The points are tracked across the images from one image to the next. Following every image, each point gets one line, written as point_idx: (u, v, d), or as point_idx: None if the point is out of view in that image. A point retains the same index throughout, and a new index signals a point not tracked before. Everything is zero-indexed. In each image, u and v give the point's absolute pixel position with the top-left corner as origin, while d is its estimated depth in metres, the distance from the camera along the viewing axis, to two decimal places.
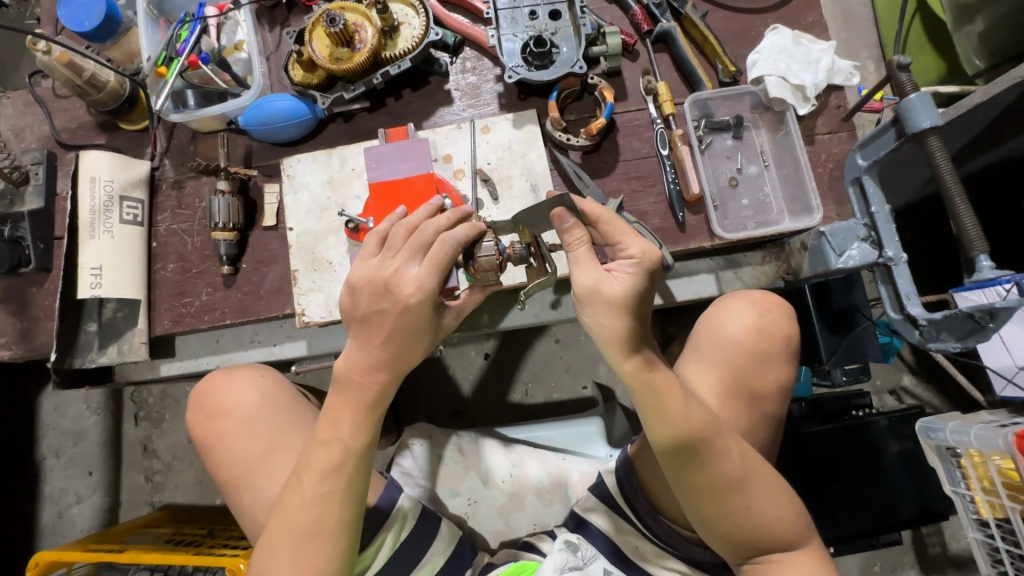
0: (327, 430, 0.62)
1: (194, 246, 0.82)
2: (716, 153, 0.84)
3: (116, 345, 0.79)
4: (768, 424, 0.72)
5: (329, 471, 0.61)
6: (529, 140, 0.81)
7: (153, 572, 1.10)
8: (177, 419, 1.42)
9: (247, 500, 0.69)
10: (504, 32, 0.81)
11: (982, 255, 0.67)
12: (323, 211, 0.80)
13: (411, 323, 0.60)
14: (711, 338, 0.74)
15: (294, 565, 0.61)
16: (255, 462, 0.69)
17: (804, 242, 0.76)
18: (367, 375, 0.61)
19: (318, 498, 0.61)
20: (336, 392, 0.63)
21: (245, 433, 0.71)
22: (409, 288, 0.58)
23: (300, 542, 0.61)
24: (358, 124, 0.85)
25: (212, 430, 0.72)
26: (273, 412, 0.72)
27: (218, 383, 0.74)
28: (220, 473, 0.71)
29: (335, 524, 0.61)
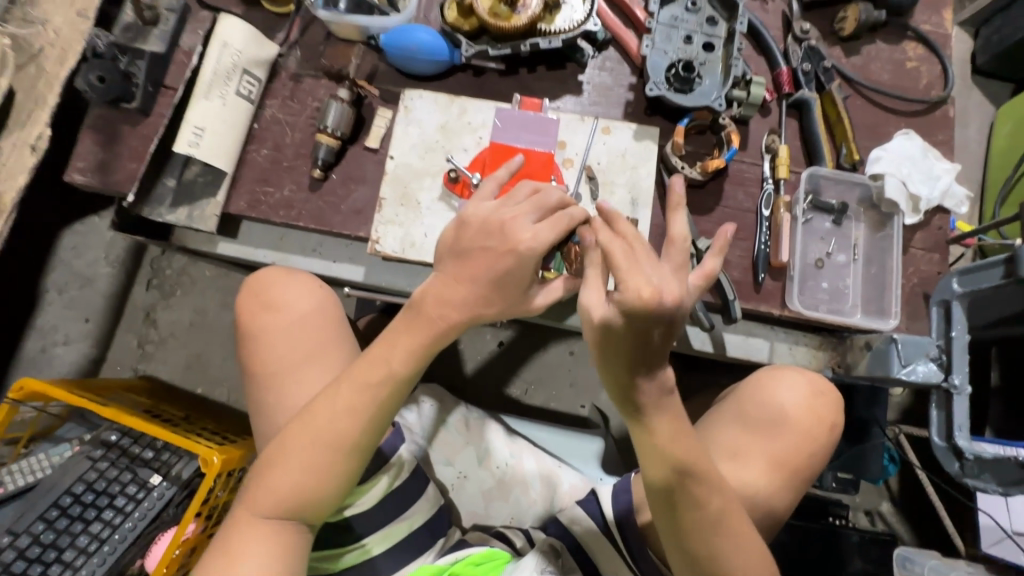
0: (381, 349, 0.62)
1: (291, 140, 0.82)
2: (812, 231, 0.84)
3: (187, 208, 0.79)
4: (784, 499, 0.71)
5: (367, 388, 0.61)
6: (643, 155, 0.81)
7: (123, 434, 1.09)
8: (187, 297, 1.42)
9: (270, 396, 0.71)
10: (657, 45, 0.82)
11: None
12: (429, 151, 0.80)
13: (502, 278, 0.59)
14: (758, 397, 0.74)
15: (301, 471, 0.61)
16: (290, 365, 0.72)
17: (869, 342, 0.77)
18: (440, 309, 0.60)
19: (348, 413, 0.61)
20: (403, 317, 0.62)
21: (287, 335, 0.73)
22: (523, 238, 0.57)
23: (314, 450, 0.61)
24: (485, 83, 0.85)
25: (259, 322, 0.74)
26: (321, 323, 0.75)
27: (276, 279, 0.76)
28: (253, 365, 0.73)
29: (354, 444, 0.61)
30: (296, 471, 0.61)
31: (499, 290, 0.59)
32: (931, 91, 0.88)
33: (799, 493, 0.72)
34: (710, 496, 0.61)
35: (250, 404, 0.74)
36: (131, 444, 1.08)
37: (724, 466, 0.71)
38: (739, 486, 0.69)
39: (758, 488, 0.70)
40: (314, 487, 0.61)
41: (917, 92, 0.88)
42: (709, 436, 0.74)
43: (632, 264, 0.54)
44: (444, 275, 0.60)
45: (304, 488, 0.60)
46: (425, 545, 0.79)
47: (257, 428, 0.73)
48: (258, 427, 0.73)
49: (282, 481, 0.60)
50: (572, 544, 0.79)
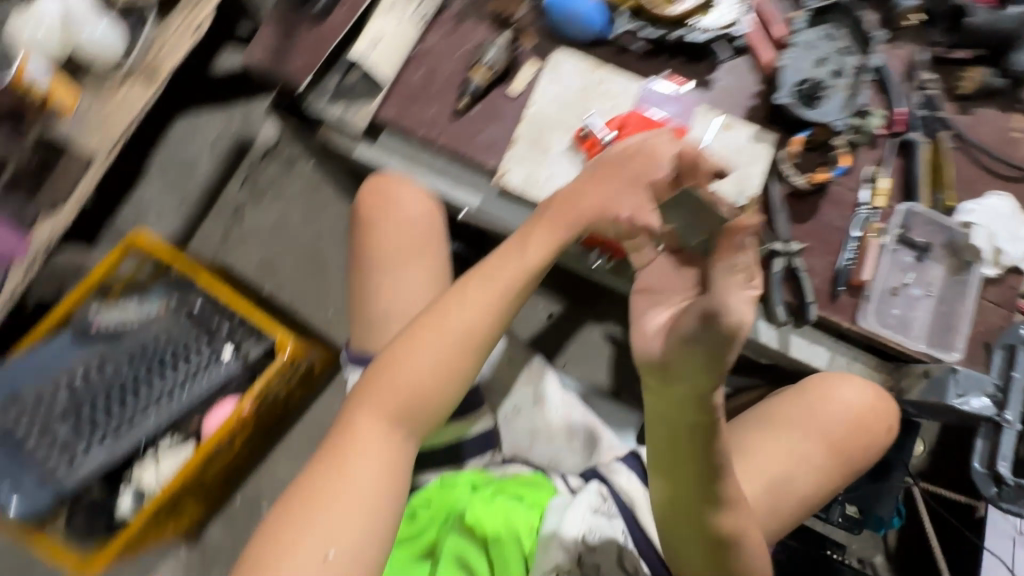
0: (520, 243, 0.69)
1: (445, 70, 0.90)
2: (894, 260, 0.90)
3: (344, 106, 0.88)
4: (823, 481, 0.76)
5: (496, 286, 0.67)
6: (756, 156, 0.88)
7: (206, 304, 1.16)
8: (274, 203, 1.52)
9: (379, 279, 0.85)
10: (793, 60, 0.89)
11: None
12: (566, 108, 0.88)
13: (640, 179, 0.63)
14: (827, 389, 0.77)
15: (439, 350, 0.66)
16: (401, 254, 0.88)
17: (927, 370, 0.83)
18: (587, 208, 0.67)
19: (485, 300, 0.67)
20: (545, 216, 0.69)
21: (401, 230, 0.87)
22: (664, 151, 0.62)
23: (451, 333, 0.66)
24: (628, 59, 0.91)
25: (376, 216, 0.87)
26: (428, 226, 0.88)
27: (395, 183, 0.90)
28: (369, 249, 0.87)
29: (480, 341, 0.67)
30: (425, 364, 0.66)
31: (631, 191, 0.65)
32: None
33: (845, 479, 0.78)
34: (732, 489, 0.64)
35: (359, 285, 0.87)
36: (210, 315, 1.15)
37: (772, 442, 0.76)
38: (777, 462, 0.75)
39: (800, 466, 0.75)
40: (438, 364, 0.66)
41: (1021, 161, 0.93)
42: (742, 435, 0.78)
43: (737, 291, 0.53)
44: (588, 175, 0.68)
45: (440, 364, 0.66)
46: None
47: (360, 314, 0.86)
48: (362, 313, 0.86)
49: (423, 358, 0.65)
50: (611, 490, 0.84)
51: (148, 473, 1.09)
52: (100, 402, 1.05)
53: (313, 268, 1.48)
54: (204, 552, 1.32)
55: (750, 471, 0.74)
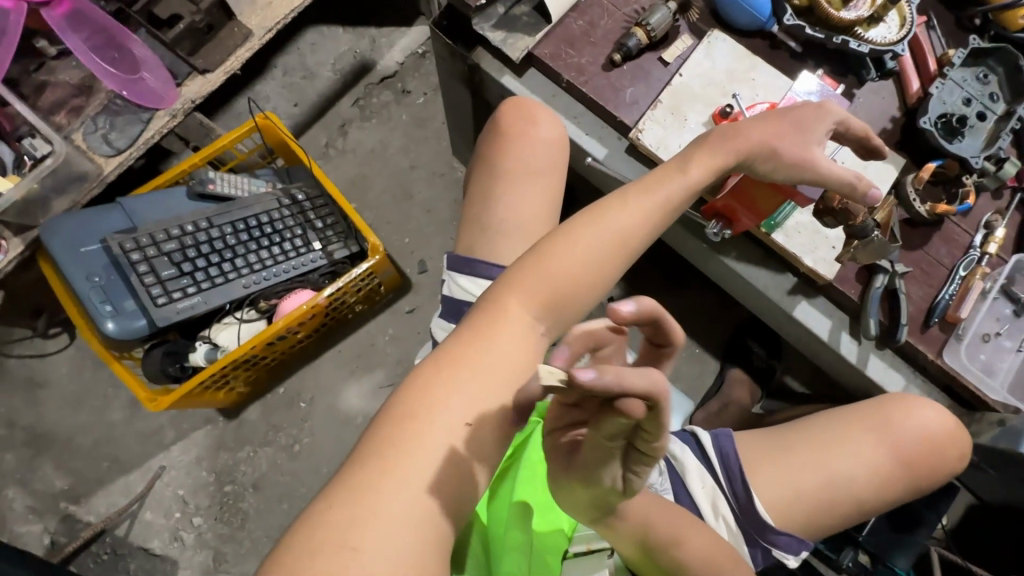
0: (686, 161, 0.71)
1: (605, 24, 0.94)
2: (992, 309, 0.91)
3: (504, 34, 0.92)
4: (887, 490, 0.78)
5: (660, 198, 0.68)
6: (883, 175, 0.90)
7: (309, 198, 1.21)
8: (378, 127, 1.58)
9: (506, 189, 0.87)
10: (942, 93, 0.91)
11: None
12: (711, 85, 0.91)
13: (803, 123, 0.71)
14: (904, 407, 0.80)
15: (592, 243, 0.65)
16: (531, 170, 0.88)
17: (1003, 420, 0.84)
18: (753, 136, 0.71)
19: (643, 208, 0.67)
20: (711, 137, 0.72)
21: (540, 149, 0.88)
22: (834, 107, 0.73)
23: (607, 233, 0.65)
24: (777, 56, 0.94)
25: (518, 127, 0.89)
26: (560, 151, 0.90)
27: (537, 103, 0.91)
28: (500, 158, 0.88)
29: (634, 249, 0.67)
30: (580, 261, 0.64)
31: (798, 129, 0.71)
32: None
33: (910, 495, 0.80)
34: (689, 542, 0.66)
35: (482, 189, 0.88)
36: (311, 207, 1.21)
37: (843, 439, 0.79)
38: (844, 456, 0.78)
39: (862, 468, 0.78)
40: (590, 267, 0.64)
41: None
42: (812, 421, 0.82)
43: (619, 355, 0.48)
44: (760, 115, 0.73)
45: (588, 266, 0.64)
46: None
47: (477, 211, 0.87)
48: (479, 208, 0.87)
49: (573, 254, 0.64)
50: None
51: (226, 332, 1.14)
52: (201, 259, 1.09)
53: (400, 195, 1.54)
54: (239, 428, 1.38)
55: (818, 466, 0.78)
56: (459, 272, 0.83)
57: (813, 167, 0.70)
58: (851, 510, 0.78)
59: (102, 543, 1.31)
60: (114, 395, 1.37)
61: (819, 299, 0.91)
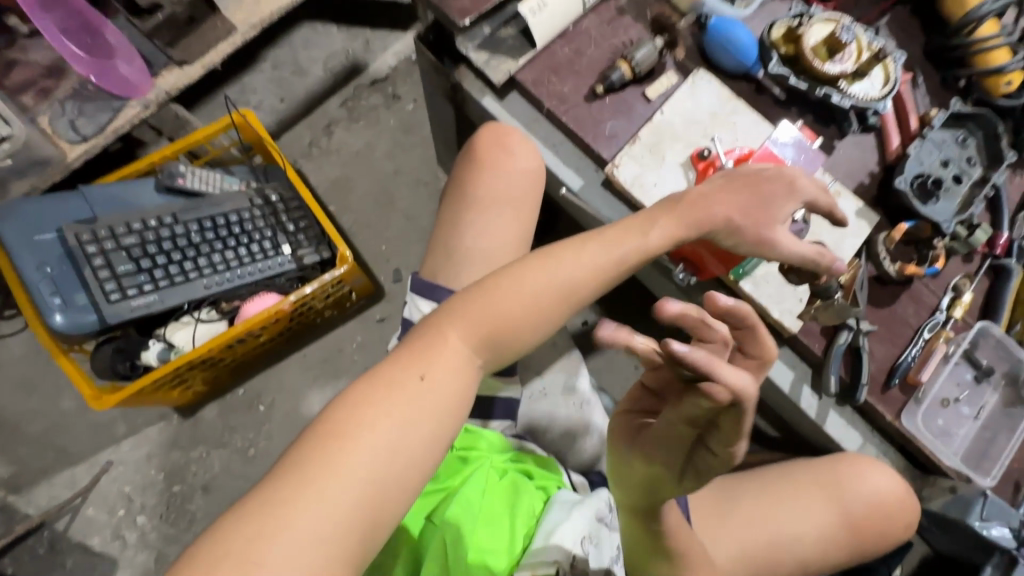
0: (645, 220, 0.71)
1: (591, 54, 0.92)
2: (954, 373, 0.90)
3: (488, 56, 0.91)
4: (830, 553, 0.78)
5: (612, 257, 0.67)
6: (856, 229, 0.90)
7: (280, 201, 1.18)
8: (365, 130, 1.55)
9: (476, 218, 0.86)
10: (919, 153, 0.90)
11: None
12: (692, 125, 0.90)
13: (771, 197, 0.72)
14: (856, 472, 0.78)
15: (535, 291, 0.64)
16: (501, 200, 0.86)
17: (955, 487, 0.83)
18: (717, 206, 0.71)
19: (592, 264, 0.67)
20: (674, 199, 0.72)
21: (513, 179, 0.86)
22: (805, 182, 0.73)
23: (551, 284, 0.65)
24: (761, 100, 0.94)
25: (495, 155, 0.86)
26: (534, 183, 0.88)
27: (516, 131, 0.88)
28: (474, 186, 0.87)
29: (582, 299, 0.67)
30: (520, 307, 0.64)
31: (761, 209, 0.71)
32: None
33: (852, 558, 0.79)
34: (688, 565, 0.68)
35: (453, 216, 0.87)
36: (280, 212, 1.18)
37: (789, 497, 0.79)
38: (789, 516, 0.77)
39: (806, 530, 0.77)
40: (530, 314, 0.64)
41: None
42: (762, 475, 0.81)
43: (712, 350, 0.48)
44: (718, 184, 0.73)
45: (528, 313, 0.64)
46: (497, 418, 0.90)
47: (443, 240, 0.86)
48: (449, 235, 0.86)
49: (513, 300, 0.64)
50: None
51: (182, 332, 1.11)
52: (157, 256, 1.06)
53: (381, 201, 1.51)
54: (194, 428, 1.35)
55: (762, 525, 0.76)
56: (422, 296, 0.81)
57: (768, 250, 0.71)
58: (792, 572, 0.77)
59: (40, 537, 1.27)
60: (66, 385, 1.33)
61: (783, 350, 0.90)
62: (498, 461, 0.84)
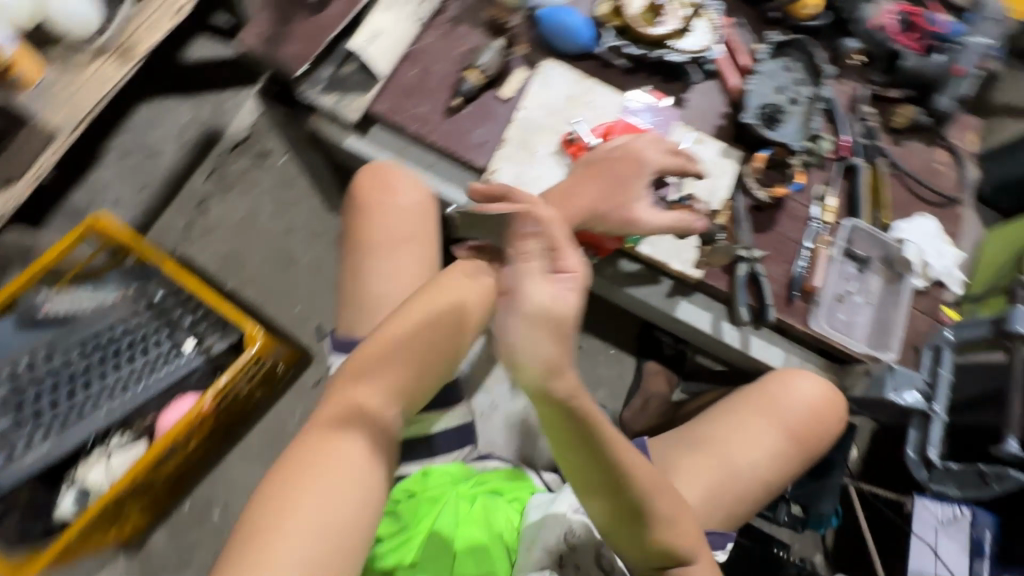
0: None
1: (439, 69, 0.93)
2: (841, 271, 1.00)
3: (338, 96, 0.89)
4: (786, 465, 0.83)
5: (495, 274, 0.70)
6: (723, 168, 0.97)
7: (169, 296, 1.10)
8: (242, 196, 1.48)
9: (369, 264, 0.79)
10: (756, 87, 0.99)
11: (1012, 436, 0.78)
12: (554, 113, 0.93)
13: (623, 180, 0.77)
14: (780, 382, 0.87)
15: (420, 337, 0.67)
16: (399, 239, 0.81)
17: (868, 369, 0.92)
18: (572, 201, 0.75)
19: (473, 290, 0.70)
20: (539, 204, 0.76)
21: (401, 214, 0.82)
22: (651, 157, 0.78)
23: (442, 324, 0.68)
24: (609, 74, 0.98)
25: (376, 198, 0.83)
26: (427, 213, 0.84)
27: (390, 168, 0.85)
28: (361, 232, 0.81)
29: (479, 320, 0.71)
30: (416, 345, 0.67)
31: (618, 191, 0.77)
32: (952, 192, 1.07)
33: (804, 465, 0.85)
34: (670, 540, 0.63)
35: (347, 268, 0.81)
36: (174, 306, 1.10)
37: (736, 428, 0.83)
38: (742, 446, 0.82)
39: (758, 452, 0.81)
40: (428, 351, 0.67)
41: (941, 188, 1.07)
42: (708, 417, 0.86)
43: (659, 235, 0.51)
44: (577, 176, 0.78)
45: (424, 361, 0.67)
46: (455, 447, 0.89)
47: (346, 300, 0.79)
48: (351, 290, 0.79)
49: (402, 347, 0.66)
50: None
51: (94, 470, 1.01)
52: (45, 392, 0.98)
53: (281, 262, 1.45)
54: (147, 561, 1.23)
55: (719, 467, 0.80)
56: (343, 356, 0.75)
57: (637, 226, 0.77)
58: (760, 495, 0.82)
59: None
60: None
61: (697, 296, 0.96)
62: (464, 491, 0.81)
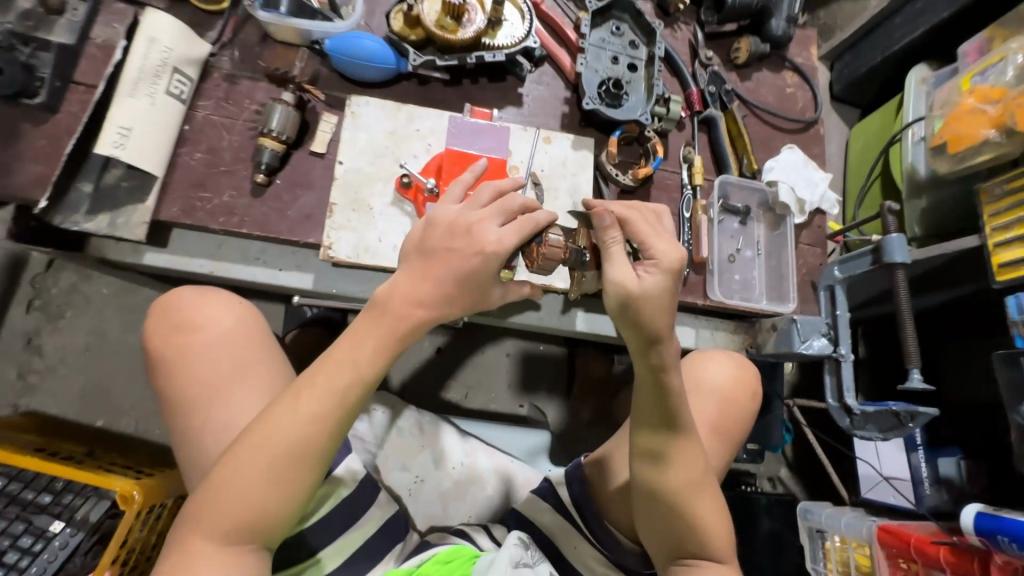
0: (348, 346, 0.63)
1: (228, 143, 0.78)
2: (724, 230, 0.96)
3: (109, 216, 0.71)
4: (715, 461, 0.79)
5: (330, 395, 0.62)
6: (583, 164, 0.87)
7: (14, 480, 0.97)
8: (79, 319, 1.26)
9: (197, 422, 0.71)
10: (589, 64, 0.90)
11: (914, 368, 0.75)
12: (379, 157, 0.81)
13: (467, 278, 0.63)
14: (693, 378, 0.81)
15: (257, 481, 0.60)
16: (218, 383, 0.72)
17: (774, 324, 0.90)
18: (409, 306, 0.62)
19: (307, 420, 0.61)
20: (370, 313, 0.63)
21: (214, 351, 0.73)
22: (489, 240, 0.62)
23: (276, 460, 0.61)
24: (430, 91, 0.88)
25: (177, 342, 0.73)
26: (245, 336, 0.75)
27: (190, 299, 0.76)
28: (174, 388, 0.72)
29: (316, 453, 0.62)
30: (256, 484, 0.60)
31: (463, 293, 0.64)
32: (806, 113, 1.06)
33: (732, 451, 0.81)
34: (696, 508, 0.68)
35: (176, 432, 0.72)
36: (24, 489, 0.96)
37: None
38: None
39: None
40: (270, 492, 0.61)
41: (796, 113, 1.05)
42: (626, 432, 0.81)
43: (651, 229, 0.66)
44: (409, 273, 0.63)
45: (266, 501, 0.61)
46: (385, 552, 0.80)
47: (183, 460, 0.72)
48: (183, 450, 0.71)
49: (241, 494, 0.60)
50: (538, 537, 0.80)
51: None
52: None
53: None
54: None
55: None
56: None
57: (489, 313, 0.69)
58: None
59: None
60: None
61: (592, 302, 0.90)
62: None
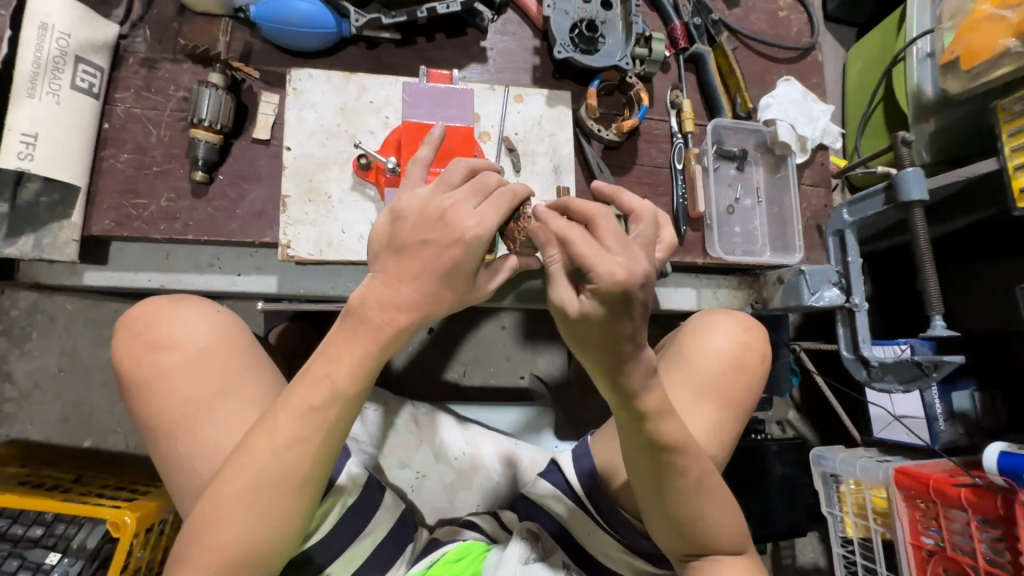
0: (322, 364, 0.56)
1: (158, 140, 0.70)
2: (721, 178, 0.88)
3: (33, 235, 0.63)
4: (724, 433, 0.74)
5: (309, 421, 0.56)
6: (560, 120, 0.78)
7: None
8: (46, 340, 1.17)
9: (183, 449, 0.61)
10: (558, 5, 0.79)
11: (937, 316, 0.76)
12: (331, 137, 0.72)
13: (449, 271, 0.55)
14: (695, 346, 0.77)
15: (245, 520, 0.55)
16: (199, 407, 0.61)
17: (781, 277, 0.83)
18: (382, 313, 0.55)
19: (289, 445, 0.55)
20: (342, 326, 0.57)
21: (192, 372, 0.62)
22: (468, 226, 0.54)
23: (262, 494, 0.55)
24: (381, 55, 0.78)
25: (147, 365, 0.62)
26: (229, 351, 0.65)
27: (160, 310, 0.65)
28: (152, 417, 0.62)
29: (301, 481, 0.56)
30: (245, 522, 0.55)
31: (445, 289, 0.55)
32: (802, 38, 0.96)
33: (743, 419, 0.76)
34: (700, 510, 0.63)
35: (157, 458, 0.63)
36: None
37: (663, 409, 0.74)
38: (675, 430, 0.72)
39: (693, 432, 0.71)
40: (262, 529, 0.56)
41: (791, 39, 0.95)
42: None
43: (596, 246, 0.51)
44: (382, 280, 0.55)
45: (256, 535, 0.55)
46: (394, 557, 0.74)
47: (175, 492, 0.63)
48: (175, 485, 0.62)
49: (231, 533, 0.55)
50: (550, 527, 0.76)
51: None
52: None
53: None
54: None
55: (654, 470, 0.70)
56: None
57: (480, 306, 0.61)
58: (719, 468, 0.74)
59: None
60: None
61: None
62: None
